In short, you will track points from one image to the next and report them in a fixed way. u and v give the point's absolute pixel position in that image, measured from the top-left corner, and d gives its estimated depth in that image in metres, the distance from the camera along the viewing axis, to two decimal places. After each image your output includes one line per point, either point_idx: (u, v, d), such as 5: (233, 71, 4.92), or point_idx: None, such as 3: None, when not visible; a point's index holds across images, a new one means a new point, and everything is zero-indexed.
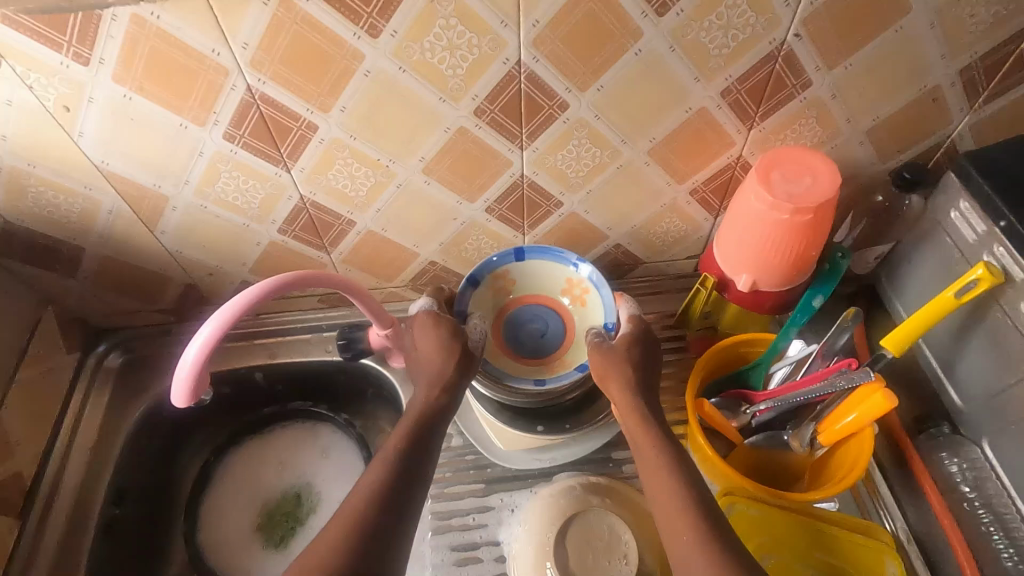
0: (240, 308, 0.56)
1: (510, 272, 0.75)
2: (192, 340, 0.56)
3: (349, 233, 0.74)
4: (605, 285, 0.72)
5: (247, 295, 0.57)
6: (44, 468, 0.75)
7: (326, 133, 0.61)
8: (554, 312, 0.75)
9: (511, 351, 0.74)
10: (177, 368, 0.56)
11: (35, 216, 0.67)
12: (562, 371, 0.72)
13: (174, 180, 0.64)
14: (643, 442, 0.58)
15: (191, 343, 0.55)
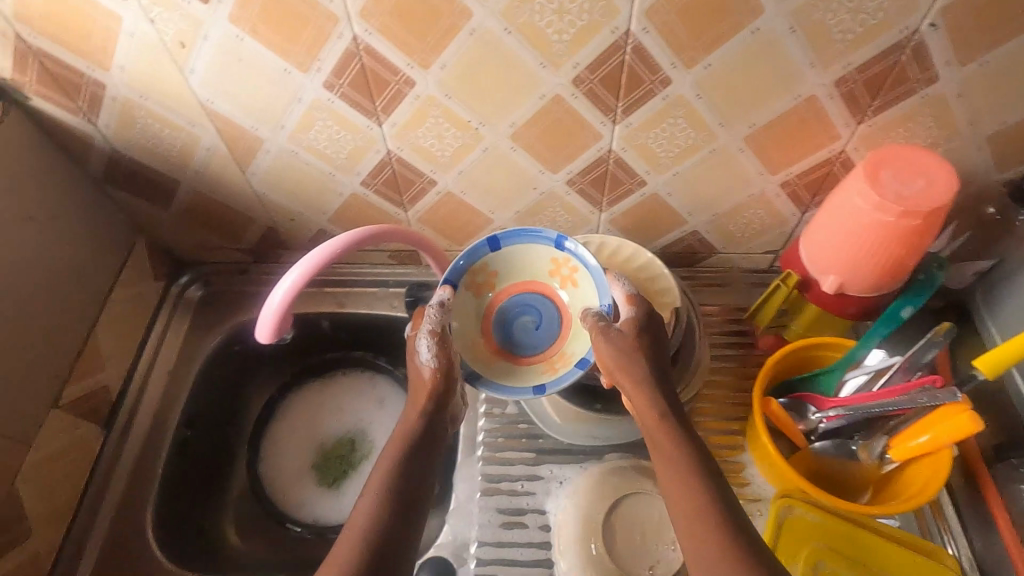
0: (323, 259, 0.58)
1: (487, 264, 0.69)
2: (277, 286, 0.58)
3: (429, 192, 0.75)
4: (595, 263, 0.65)
5: (331, 247, 0.58)
6: (129, 384, 0.80)
7: (422, 91, 0.61)
8: (547, 301, 0.69)
9: (507, 351, 0.69)
10: (263, 313, 0.59)
11: (140, 147, 0.70)
12: (562, 365, 0.66)
13: (271, 124, 0.66)
14: (664, 444, 0.55)
15: (276, 291, 0.57)
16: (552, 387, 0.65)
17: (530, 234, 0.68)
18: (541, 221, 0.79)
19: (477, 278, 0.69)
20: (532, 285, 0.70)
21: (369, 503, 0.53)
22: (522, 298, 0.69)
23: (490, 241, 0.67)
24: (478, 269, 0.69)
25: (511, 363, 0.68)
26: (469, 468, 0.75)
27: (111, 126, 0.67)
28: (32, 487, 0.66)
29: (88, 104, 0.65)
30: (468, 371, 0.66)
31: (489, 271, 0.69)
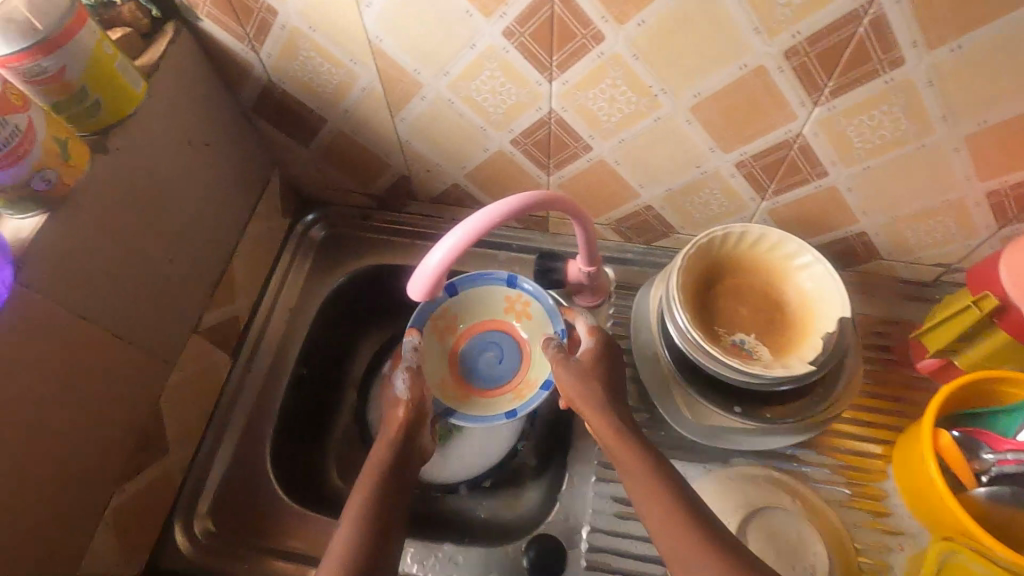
0: (488, 221, 0.54)
1: (455, 319, 0.80)
2: (438, 246, 0.55)
3: (579, 158, 0.70)
4: (544, 297, 0.77)
5: (497, 209, 0.54)
6: (255, 316, 0.81)
7: (609, 48, 0.56)
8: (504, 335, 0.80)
9: (480, 389, 0.78)
10: (417, 270, 0.56)
11: (296, 80, 0.68)
12: (528, 391, 0.75)
13: (435, 70, 0.62)
14: (632, 464, 0.59)
15: (436, 251, 0.54)
16: (522, 410, 0.74)
17: (485, 278, 0.79)
18: (692, 201, 0.73)
19: (445, 330, 0.80)
20: (483, 326, 0.80)
21: (357, 504, 0.60)
22: (485, 337, 0.80)
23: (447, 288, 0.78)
24: (439, 316, 0.79)
25: (484, 398, 0.77)
26: (583, 450, 0.73)
27: (273, 56, 0.65)
28: (173, 408, 0.68)
29: (256, 31, 0.62)
30: (443, 408, 0.74)
31: (444, 313, 0.79)
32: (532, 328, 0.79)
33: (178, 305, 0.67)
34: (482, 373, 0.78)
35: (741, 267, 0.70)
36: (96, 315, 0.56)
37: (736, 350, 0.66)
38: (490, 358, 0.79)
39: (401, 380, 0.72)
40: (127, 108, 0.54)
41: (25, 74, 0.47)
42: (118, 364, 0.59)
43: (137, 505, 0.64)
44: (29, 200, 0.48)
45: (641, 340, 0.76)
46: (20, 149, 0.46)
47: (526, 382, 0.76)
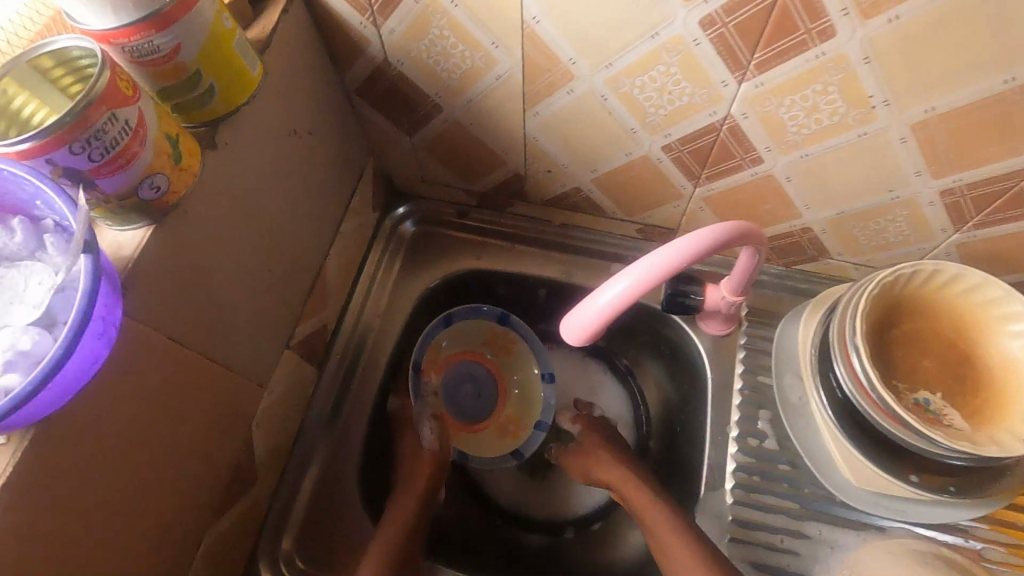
0: (671, 267, 0.45)
1: (437, 343, 0.77)
2: (608, 283, 0.46)
3: (742, 171, 0.59)
4: (532, 335, 0.78)
5: (682, 252, 0.45)
6: (341, 323, 0.73)
7: (835, 48, 0.44)
8: (481, 367, 0.79)
9: (466, 424, 0.77)
10: (578, 309, 0.48)
11: (418, 63, 0.57)
12: (523, 430, 0.77)
13: (596, 60, 0.51)
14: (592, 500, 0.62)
15: (610, 292, 0.45)
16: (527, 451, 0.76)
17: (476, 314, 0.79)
18: (865, 227, 0.62)
19: (430, 363, 0.77)
20: (465, 355, 0.79)
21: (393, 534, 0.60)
22: (462, 368, 0.79)
23: (443, 321, 0.77)
24: (437, 348, 0.77)
25: (473, 436, 0.77)
26: (716, 504, 0.65)
27: (396, 33, 0.54)
28: (263, 432, 0.60)
29: (383, 3, 0.51)
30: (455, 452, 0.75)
31: (436, 344, 0.77)
32: (514, 365, 0.79)
33: (274, 319, 0.58)
34: (470, 409, 0.78)
35: (924, 311, 0.59)
36: (197, 340, 0.47)
37: (921, 413, 0.56)
38: (466, 390, 0.79)
39: (428, 430, 0.72)
40: (241, 97, 0.45)
41: (132, 53, 0.38)
42: (216, 392, 0.51)
43: (225, 542, 0.57)
44: (135, 211, 0.39)
45: (785, 382, 0.66)
46: (129, 151, 0.36)
47: (517, 421, 0.77)
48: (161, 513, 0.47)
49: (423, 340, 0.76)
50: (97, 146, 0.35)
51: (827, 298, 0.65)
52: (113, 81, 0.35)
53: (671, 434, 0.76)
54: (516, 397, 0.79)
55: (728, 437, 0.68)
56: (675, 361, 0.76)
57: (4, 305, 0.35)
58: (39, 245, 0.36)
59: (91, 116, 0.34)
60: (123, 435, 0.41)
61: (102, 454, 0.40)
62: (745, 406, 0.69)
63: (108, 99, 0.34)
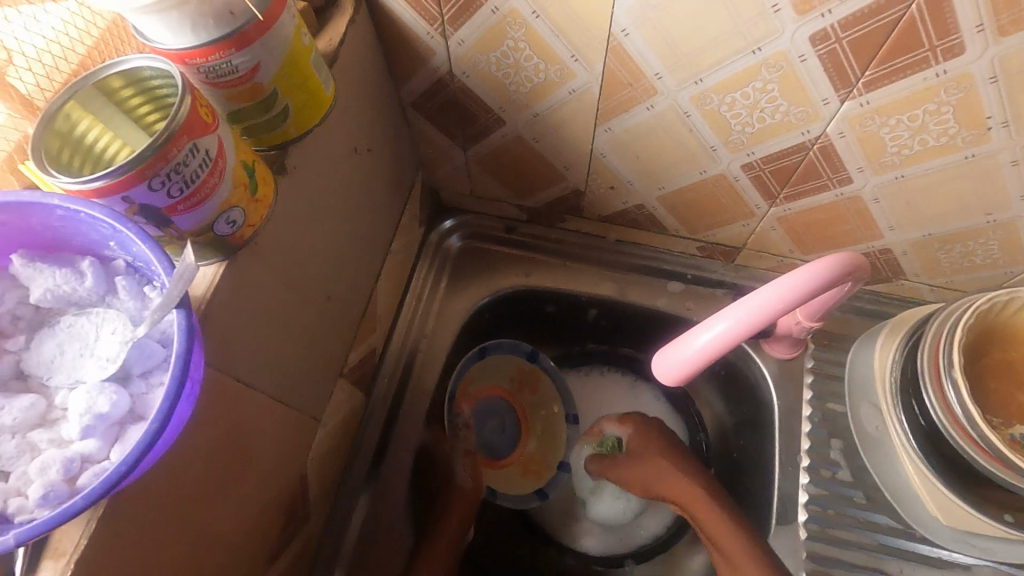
0: (770, 314, 0.43)
1: (468, 375, 0.72)
2: (702, 326, 0.46)
3: (826, 191, 0.56)
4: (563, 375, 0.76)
5: (782, 298, 0.43)
6: (389, 344, 0.69)
7: (959, 66, 0.41)
8: (506, 402, 0.75)
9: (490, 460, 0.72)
10: (673, 348, 0.47)
11: (485, 75, 0.54)
12: (546, 470, 0.73)
13: (685, 76, 0.48)
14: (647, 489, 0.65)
15: (709, 333, 0.45)
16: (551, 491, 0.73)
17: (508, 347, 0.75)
18: (951, 250, 0.59)
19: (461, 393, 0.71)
20: (490, 388, 0.74)
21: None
22: (487, 401, 0.74)
23: (482, 352, 0.72)
24: (471, 379, 0.72)
25: (496, 472, 0.72)
26: (789, 540, 0.62)
27: (466, 43, 0.51)
28: (317, 466, 0.57)
29: (456, 13, 0.48)
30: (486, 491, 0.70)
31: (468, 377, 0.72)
32: (537, 403, 0.76)
33: (330, 348, 0.55)
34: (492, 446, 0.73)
35: (1018, 340, 0.56)
36: (262, 378, 0.44)
37: (1020, 450, 0.53)
38: (491, 424, 0.73)
39: (463, 469, 0.68)
40: (313, 119, 0.41)
41: (208, 74, 0.34)
42: (276, 432, 0.47)
43: None
44: (209, 247, 0.36)
45: (861, 411, 0.63)
46: (207, 186, 0.33)
47: (538, 459, 0.74)
48: (223, 565, 0.44)
49: (461, 370, 0.71)
50: (176, 181, 0.31)
51: (906, 322, 0.62)
52: (195, 108, 0.31)
53: (732, 461, 0.73)
54: (538, 435, 0.75)
55: (799, 467, 0.65)
56: (736, 384, 0.73)
57: (73, 358, 0.31)
58: (109, 288, 0.32)
59: (172, 149, 0.30)
60: (190, 489, 0.38)
61: (170, 511, 0.37)
62: (815, 435, 0.65)
63: (189, 130, 0.31)
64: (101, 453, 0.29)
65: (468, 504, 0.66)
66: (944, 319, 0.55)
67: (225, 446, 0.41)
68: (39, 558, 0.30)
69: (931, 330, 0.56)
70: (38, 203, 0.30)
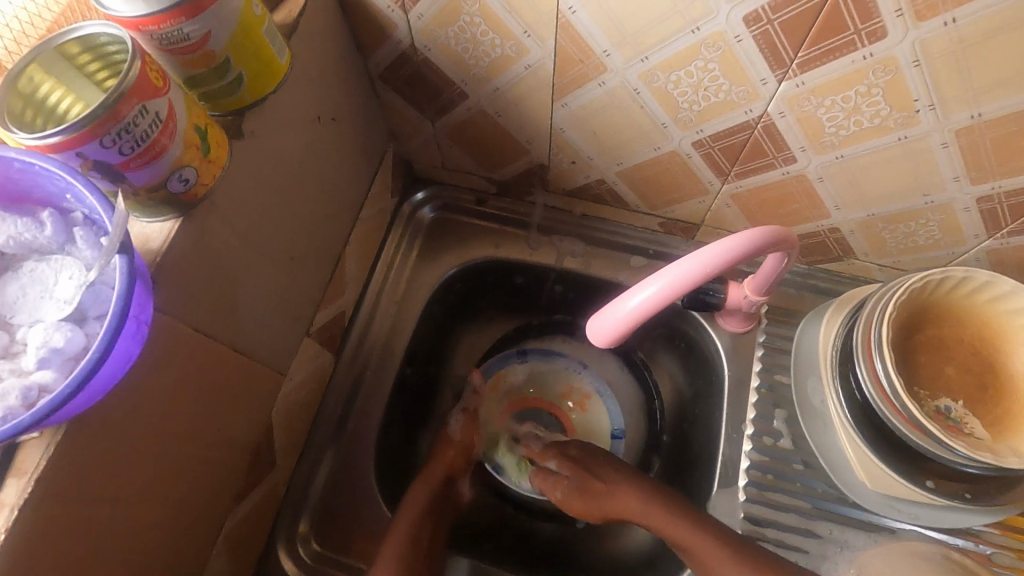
0: (693, 281, 0.45)
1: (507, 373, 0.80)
2: (636, 290, 0.47)
3: (774, 170, 0.58)
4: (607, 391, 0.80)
5: (705, 265, 0.45)
6: (359, 310, 0.73)
7: (884, 49, 0.43)
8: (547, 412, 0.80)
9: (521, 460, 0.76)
10: (607, 309, 0.49)
11: (446, 49, 0.56)
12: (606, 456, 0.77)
13: (632, 54, 0.50)
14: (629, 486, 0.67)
15: (638, 296, 0.46)
16: None
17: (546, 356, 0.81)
18: (894, 230, 0.61)
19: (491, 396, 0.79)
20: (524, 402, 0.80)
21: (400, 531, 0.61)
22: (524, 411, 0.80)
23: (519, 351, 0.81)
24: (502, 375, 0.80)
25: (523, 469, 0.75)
26: (727, 502, 0.65)
27: (425, 17, 0.52)
28: (283, 418, 0.61)
29: None
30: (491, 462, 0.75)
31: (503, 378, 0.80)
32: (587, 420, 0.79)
33: (295, 306, 0.58)
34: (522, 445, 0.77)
35: (951, 318, 0.59)
36: (223, 330, 0.47)
37: (943, 421, 0.55)
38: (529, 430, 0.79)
39: (457, 423, 0.74)
40: (267, 86, 0.44)
41: (162, 41, 0.37)
42: (240, 379, 0.51)
43: (244, 525, 0.58)
44: (163, 204, 0.39)
45: (807, 384, 0.66)
46: (158, 144, 0.36)
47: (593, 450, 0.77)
48: (186, 499, 0.48)
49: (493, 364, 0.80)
50: (127, 140, 0.34)
51: (850, 299, 0.65)
52: (144, 72, 0.34)
53: (684, 429, 0.75)
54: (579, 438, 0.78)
55: (744, 434, 0.68)
56: (693, 355, 0.76)
57: (35, 300, 0.34)
58: (68, 238, 0.36)
59: (123, 109, 0.33)
60: (148, 423, 0.41)
61: (128, 444, 0.40)
62: (761, 404, 0.69)
63: (138, 92, 0.33)
64: (57, 383, 0.32)
65: (455, 458, 0.70)
66: (880, 295, 0.58)
67: (187, 390, 0.44)
68: (4, 475, 0.34)
69: (867, 307, 0.58)
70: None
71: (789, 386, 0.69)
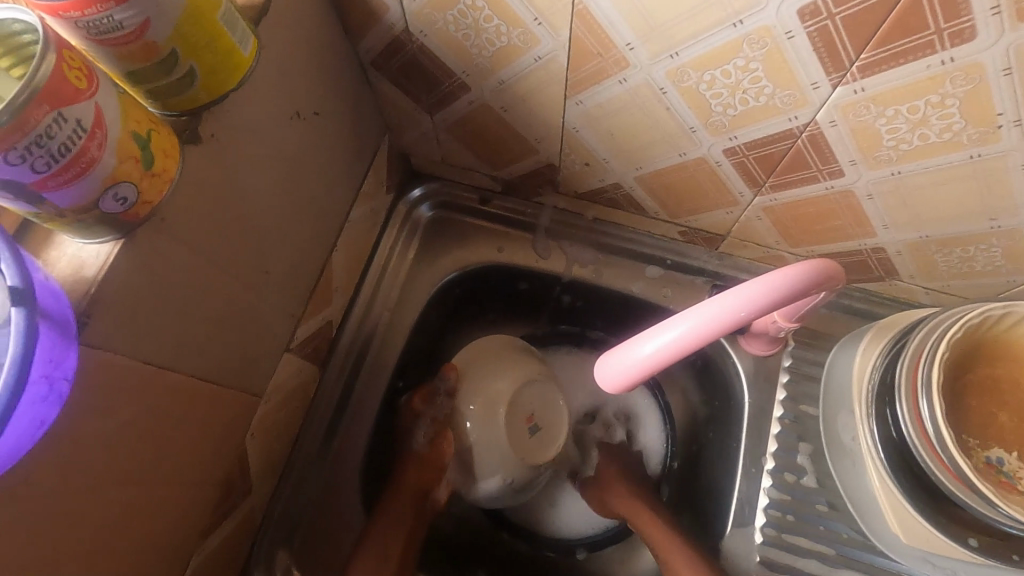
0: (724, 328, 0.39)
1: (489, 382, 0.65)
2: (657, 332, 0.41)
3: (816, 183, 0.51)
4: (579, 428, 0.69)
5: (740, 311, 0.39)
6: (347, 318, 0.67)
7: (968, 54, 0.35)
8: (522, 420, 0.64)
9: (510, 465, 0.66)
10: (619, 351, 0.43)
11: (445, 36, 0.48)
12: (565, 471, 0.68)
13: (659, 49, 0.42)
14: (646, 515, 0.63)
15: (657, 340, 0.40)
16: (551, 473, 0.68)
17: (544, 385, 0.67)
18: (949, 254, 0.54)
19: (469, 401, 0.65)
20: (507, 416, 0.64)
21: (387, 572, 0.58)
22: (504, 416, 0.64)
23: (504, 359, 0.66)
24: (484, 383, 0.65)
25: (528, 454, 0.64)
26: (743, 543, 0.61)
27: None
28: (260, 441, 0.55)
29: None
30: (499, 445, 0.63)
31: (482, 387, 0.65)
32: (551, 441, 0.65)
33: (271, 323, 0.52)
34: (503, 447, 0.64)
35: (1006, 356, 0.52)
36: (182, 359, 0.42)
37: (993, 475, 0.49)
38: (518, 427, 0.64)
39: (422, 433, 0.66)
40: (230, 82, 0.38)
41: (89, 30, 0.30)
42: (206, 408, 0.46)
43: (216, 557, 0.53)
44: (97, 225, 0.33)
45: (837, 420, 0.60)
46: (85, 159, 0.30)
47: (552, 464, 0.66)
48: (144, 543, 0.43)
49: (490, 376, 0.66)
50: (40, 155, 0.28)
51: (892, 326, 0.58)
52: (60, 70, 0.28)
53: (699, 453, 0.71)
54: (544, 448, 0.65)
55: (763, 469, 0.62)
56: (711, 376, 0.70)
57: None
58: None
59: (31, 117, 0.27)
60: (90, 472, 0.36)
61: (64, 498, 0.35)
62: (783, 437, 0.63)
63: (52, 96, 0.27)
64: None
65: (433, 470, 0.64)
66: (927, 332, 0.51)
67: (138, 429, 0.39)
68: None
69: (913, 345, 0.52)
70: None
71: (816, 418, 0.63)
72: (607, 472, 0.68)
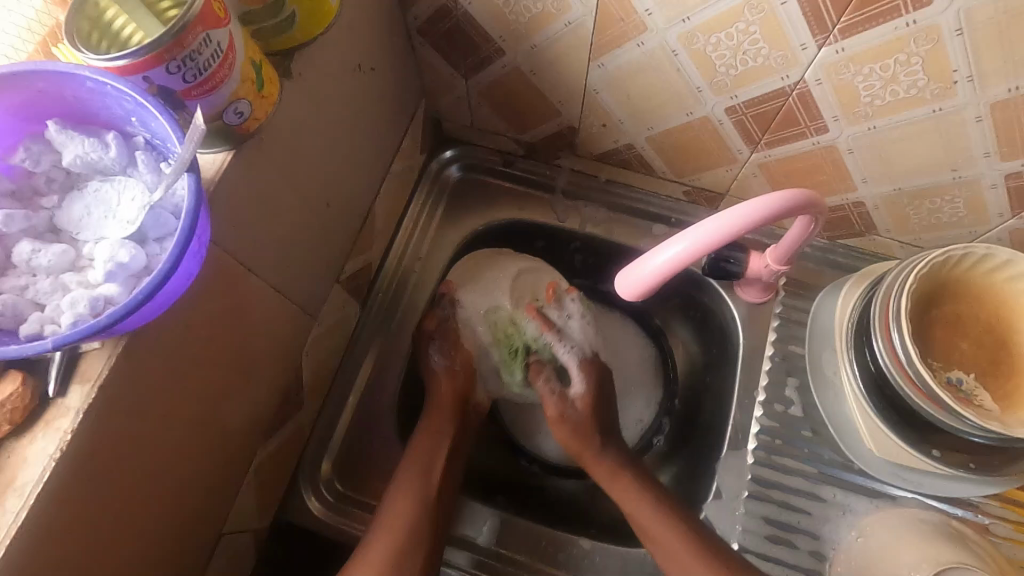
0: (719, 241, 0.47)
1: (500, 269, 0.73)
2: (662, 250, 0.49)
3: (804, 139, 0.59)
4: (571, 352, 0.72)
5: (732, 226, 0.46)
6: (384, 263, 0.74)
7: (928, 17, 0.43)
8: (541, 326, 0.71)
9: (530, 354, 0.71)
10: (631, 269, 0.51)
11: (487, 4, 0.56)
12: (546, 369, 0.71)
13: (674, 14, 0.50)
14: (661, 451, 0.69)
15: (661, 257, 0.48)
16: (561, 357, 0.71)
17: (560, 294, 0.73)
18: (918, 207, 0.62)
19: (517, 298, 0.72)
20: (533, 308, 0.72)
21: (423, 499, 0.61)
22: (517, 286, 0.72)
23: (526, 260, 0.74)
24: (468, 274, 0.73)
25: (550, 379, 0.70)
26: (735, 465, 0.67)
27: None
28: (311, 360, 0.63)
29: None
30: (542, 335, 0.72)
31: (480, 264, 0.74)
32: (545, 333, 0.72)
33: (327, 253, 0.59)
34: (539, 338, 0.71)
35: (968, 294, 0.60)
36: (263, 267, 0.49)
37: (953, 392, 0.57)
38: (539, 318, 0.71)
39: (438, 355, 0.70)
40: (318, 28, 0.45)
41: None
42: (275, 316, 0.53)
43: (271, 461, 0.60)
44: (217, 135, 0.40)
45: (822, 356, 0.67)
46: (218, 75, 0.37)
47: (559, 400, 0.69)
48: (220, 427, 0.50)
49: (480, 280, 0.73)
50: (191, 68, 0.35)
51: (871, 274, 0.66)
52: (209, 2, 0.35)
53: (695, 395, 0.78)
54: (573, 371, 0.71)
55: (755, 401, 0.70)
56: (709, 325, 0.77)
57: (98, 219, 0.36)
58: (130, 161, 0.37)
59: (188, 37, 0.34)
60: (195, 349, 0.43)
61: (178, 368, 0.42)
62: (773, 373, 0.71)
63: (204, 21, 0.34)
64: (121, 297, 0.34)
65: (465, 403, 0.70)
66: (900, 270, 0.58)
67: (230, 319, 0.46)
68: (68, 382, 0.36)
69: (887, 279, 0.59)
70: (71, 74, 0.34)
71: (802, 356, 0.71)
72: (579, 433, 0.68)
